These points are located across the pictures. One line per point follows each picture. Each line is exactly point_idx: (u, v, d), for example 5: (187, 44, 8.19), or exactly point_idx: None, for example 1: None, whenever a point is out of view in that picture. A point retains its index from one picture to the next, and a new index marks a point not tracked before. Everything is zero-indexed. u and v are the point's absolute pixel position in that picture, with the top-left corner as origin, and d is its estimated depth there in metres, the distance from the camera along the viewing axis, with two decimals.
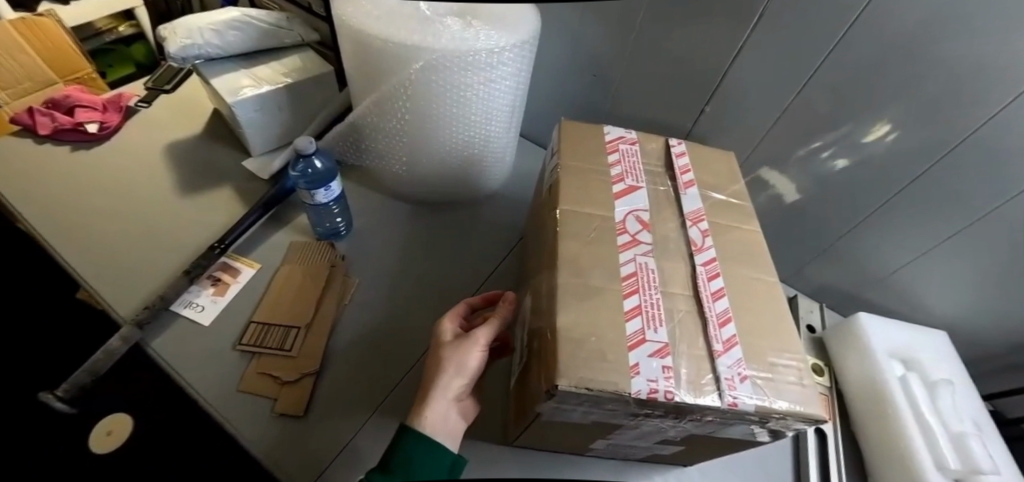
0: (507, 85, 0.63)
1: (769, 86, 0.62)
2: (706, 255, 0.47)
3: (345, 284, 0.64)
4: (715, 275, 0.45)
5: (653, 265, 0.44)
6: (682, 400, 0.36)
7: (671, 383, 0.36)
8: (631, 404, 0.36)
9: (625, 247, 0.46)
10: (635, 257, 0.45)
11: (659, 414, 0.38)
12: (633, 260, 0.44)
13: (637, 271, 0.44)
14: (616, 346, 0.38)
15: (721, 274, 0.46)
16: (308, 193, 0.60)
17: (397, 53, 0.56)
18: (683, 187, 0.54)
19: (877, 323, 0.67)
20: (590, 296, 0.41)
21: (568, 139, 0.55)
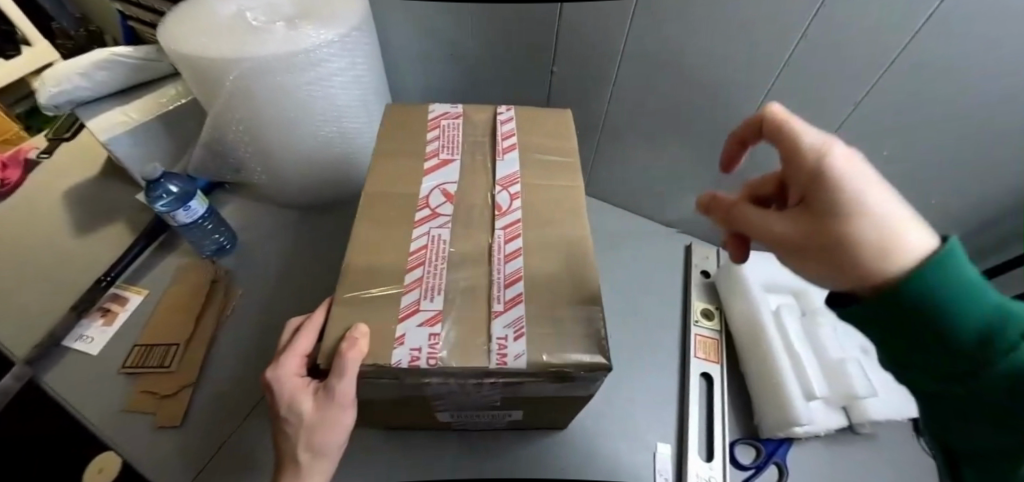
0: (343, 81, 0.63)
1: (599, 40, 0.61)
2: (509, 218, 0.48)
3: (227, 295, 0.67)
4: (514, 237, 0.47)
5: (445, 236, 0.46)
6: (444, 362, 0.38)
7: (435, 348, 0.39)
8: (400, 374, 0.39)
9: (421, 222, 0.47)
10: (429, 231, 0.47)
11: (438, 380, 0.40)
12: (427, 234, 0.47)
13: (428, 244, 0.46)
14: (388, 322, 0.41)
15: (521, 235, 0.47)
16: (168, 216, 0.63)
17: (212, 69, 0.56)
18: (502, 152, 0.54)
19: (757, 262, 0.65)
20: (375, 280, 0.43)
21: (391, 126, 0.57)
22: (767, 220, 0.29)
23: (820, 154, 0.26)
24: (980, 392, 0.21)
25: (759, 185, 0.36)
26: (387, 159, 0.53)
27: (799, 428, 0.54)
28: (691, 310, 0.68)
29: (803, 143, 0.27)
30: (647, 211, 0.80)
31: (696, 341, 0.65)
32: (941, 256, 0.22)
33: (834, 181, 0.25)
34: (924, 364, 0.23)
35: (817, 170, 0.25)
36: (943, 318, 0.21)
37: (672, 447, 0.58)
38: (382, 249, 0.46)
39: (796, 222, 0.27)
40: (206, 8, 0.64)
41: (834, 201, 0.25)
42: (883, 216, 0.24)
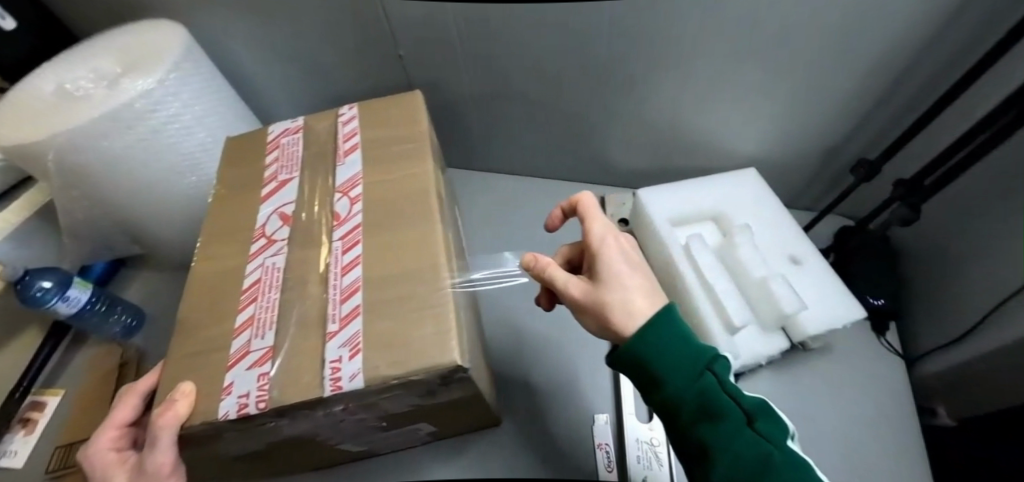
0: (180, 128, 0.59)
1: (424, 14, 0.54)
2: (348, 226, 0.43)
3: (140, 373, 0.65)
4: (354, 245, 0.42)
5: (280, 263, 0.42)
6: (276, 400, 0.34)
7: (263, 390, 0.35)
8: (238, 424, 0.35)
9: (255, 254, 0.43)
10: (262, 262, 0.42)
11: (291, 419, 0.37)
12: (261, 266, 0.42)
13: (261, 277, 0.41)
14: (215, 373, 0.37)
15: (361, 240, 0.42)
16: (49, 311, 0.60)
17: (27, 155, 0.53)
18: (343, 157, 0.49)
19: (662, 193, 0.59)
20: (205, 334, 0.39)
21: (227, 157, 0.52)
22: (578, 284, 0.34)
23: (608, 239, 0.35)
24: (681, 409, 0.29)
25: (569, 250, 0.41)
26: (221, 195, 0.49)
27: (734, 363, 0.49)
28: None
29: (593, 229, 0.36)
30: (557, 170, 0.75)
31: None
32: (657, 314, 0.31)
33: (608, 260, 0.34)
34: (670, 400, 0.29)
35: (600, 256, 0.34)
36: (665, 358, 0.30)
37: (611, 414, 0.54)
38: (216, 298, 0.41)
39: (588, 289, 0.34)
40: (30, 93, 0.61)
41: (608, 277, 0.33)
42: (632, 300, 0.32)
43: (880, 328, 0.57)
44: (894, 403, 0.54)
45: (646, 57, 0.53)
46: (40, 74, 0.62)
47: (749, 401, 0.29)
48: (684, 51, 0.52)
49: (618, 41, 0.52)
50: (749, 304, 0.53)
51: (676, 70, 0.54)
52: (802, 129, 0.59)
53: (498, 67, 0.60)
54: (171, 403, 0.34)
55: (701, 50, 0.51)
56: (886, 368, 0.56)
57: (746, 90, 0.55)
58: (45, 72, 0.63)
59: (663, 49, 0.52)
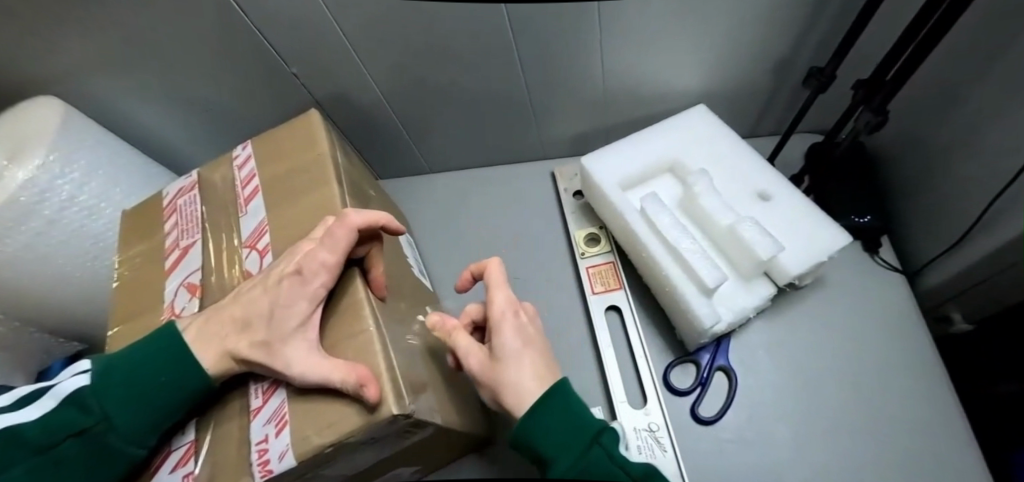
0: (79, 210, 0.55)
1: (297, 27, 0.47)
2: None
3: None
4: None
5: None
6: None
7: None
8: None
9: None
10: None
11: None
12: None
13: None
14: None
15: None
16: None
17: None
18: (245, 205, 0.44)
19: (610, 156, 0.54)
20: None
21: (127, 235, 0.47)
22: (479, 353, 0.33)
23: (509, 309, 0.35)
24: None
25: (476, 311, 0.38)
26: (128, 278, 0.44)
27: (720, 325, 0.44)
28: (575, 244, 0.58)
29: (496, 300, 0.35)
30: (502, 156, 0.69)
31: (590, 275, 0.56)
32: (548, 392, 0.31)
33: (504, 333, 0.34)
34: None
35: (498, 332, 0.34)
36: (559, 442, 0.30)
37: (604, 406, 0.49)
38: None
39: (487, 364, 0.33)
40: None
41: (504, 352, 0.33)
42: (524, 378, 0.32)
43: (872, 246, 0.52)
44: (904, 324, 0.49)
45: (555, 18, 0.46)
46: None
47: (636, 470, 0.31)
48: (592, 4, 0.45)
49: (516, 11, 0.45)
50: (723, 256, 0.48)
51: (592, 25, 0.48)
52: (746, 52, 0.52)
53: (401, 66, 0.53)
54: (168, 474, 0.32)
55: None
56: (885, 289, 0.51)
57: (673, 28, 0.48)
58: None
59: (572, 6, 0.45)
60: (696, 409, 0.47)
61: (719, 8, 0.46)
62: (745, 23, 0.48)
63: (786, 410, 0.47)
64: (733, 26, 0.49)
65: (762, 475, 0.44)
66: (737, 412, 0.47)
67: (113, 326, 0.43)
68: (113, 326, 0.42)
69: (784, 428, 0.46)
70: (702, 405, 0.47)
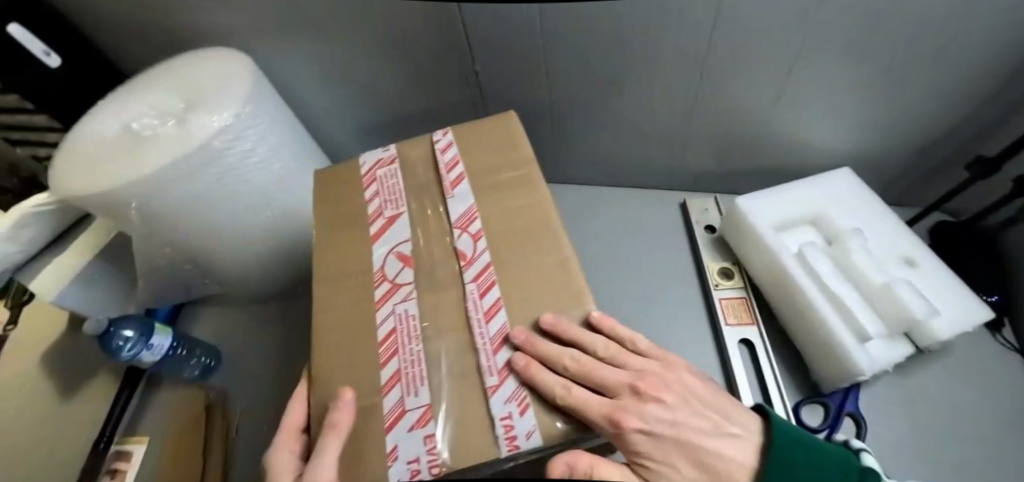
0: (255, 162, 0.56)
1: (509, 31, 0.52)
2: (478, 265, 0.41)
3: (228, 417, 0.63)
4: (489, 287, 0.39)
5: (414, 310, 0.39)
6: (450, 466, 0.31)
7: (434, 454, 0.32)
8: None
9: (384, 300, 0.40)
10: (393, 309, 0.39)
11: None
12: (393, 314, 0.39)
13: (397, 327, 0.38)
14: (370, 435, 0.34)
15: (496, 281, 0.40)
16: (135, 361, 0.59)
17: (109, 201, 0.51)
18: (450, 188, 0.46)
19: (765, 200, 0.57)
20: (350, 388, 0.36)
21: (322, 192, 0.48)
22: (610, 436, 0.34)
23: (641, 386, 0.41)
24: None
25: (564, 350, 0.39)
26: (326, 234, 0.45)
27: (866, 376, 0.47)
28: (708, 275, 0.62)
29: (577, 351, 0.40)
30: (631, 179, 0.73)
31: (723, 306, 0.59)
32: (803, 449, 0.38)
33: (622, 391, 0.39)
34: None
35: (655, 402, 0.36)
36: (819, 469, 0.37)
37: None
38: (349, 354, 0.38)
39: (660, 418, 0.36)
40: (89, 134, 0.58)
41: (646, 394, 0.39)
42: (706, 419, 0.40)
43: (994, 324, 0.56)
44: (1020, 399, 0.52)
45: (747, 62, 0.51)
46: (103, 110, 0.60)
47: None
48: (786, 57, 0.49)
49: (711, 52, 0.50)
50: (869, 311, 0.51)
51: (773, 74, 0.52)
52: (907, 125, 0.56)
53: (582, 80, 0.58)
54: (409, 430, 0.33)
55: (799, 57, 0.49)
56: (1001, 363, 0.54)
57: (843, 92, 0.53)
58: (104, 112, 0.60)
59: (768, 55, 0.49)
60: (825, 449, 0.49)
61: (894, 83, 0.50)
62: (909, 102, 0.53)
63: (910, 462, 0.49)
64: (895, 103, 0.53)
65: None
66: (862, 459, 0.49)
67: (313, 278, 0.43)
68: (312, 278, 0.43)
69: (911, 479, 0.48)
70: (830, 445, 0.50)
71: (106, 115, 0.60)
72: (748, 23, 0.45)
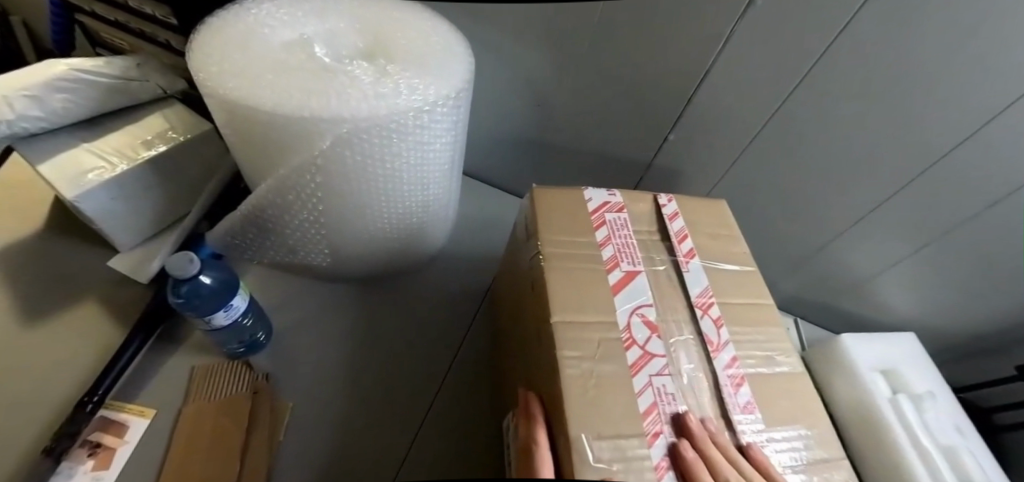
0: (443, 143, 0.51)
1: (736, 108, 0.57)
2: (726, 355, 0.41)
3: (273, 413, 0.51)
4: (740, 383, 0.40)
5: (671, 386, 0.37)
6: None
7: None
8: None
9: (638, 366, 0.37)
10: (651, 380, 0.37)
11: None
12: (650, 384, 0.37)
13: (657, 402, 0.36)
14: None
15: (744, 378, 0.40)
16: (203, 319, 0.46)
17: (291, 128, 0.41)
18: (685, 260, 0.47)
19: (859, 343, 0.65)
20: (619, 451, 0.32)
21: (549, 214, 0.46)
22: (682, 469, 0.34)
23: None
24: None
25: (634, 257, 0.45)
26: (559, 266, 0.42)
27: None
28: None
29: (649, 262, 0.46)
30: None
31: None
32: None
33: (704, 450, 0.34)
34: None
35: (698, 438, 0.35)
36: None
37: None
38: (607, 413, 0.34)
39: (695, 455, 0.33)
40: (249, 37, 0.49)
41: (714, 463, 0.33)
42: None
43: None
44: None
45: (905, 212, 0.60)
46: (269, 16, 0.51)
47: None
48: (944, 221, 0.58)
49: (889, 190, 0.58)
50: None
51: (914, 230, 0.61)
52: (969, 317, 0.68)
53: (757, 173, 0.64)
54: None
55: (943, 224, 0.59)
56: None
57: (945, 269, 0.64)
58: (267, 16, 0.51)
59: (926, 213, 0.59)
60: None
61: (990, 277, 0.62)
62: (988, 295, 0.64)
63: None
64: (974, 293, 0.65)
65: None
66: None
67: (548, 315, 0.39)
68: (551, 314, 0.38)
69: None
70: None
71: (272, 22, 0.50)
72: (944, 179, 0.54)
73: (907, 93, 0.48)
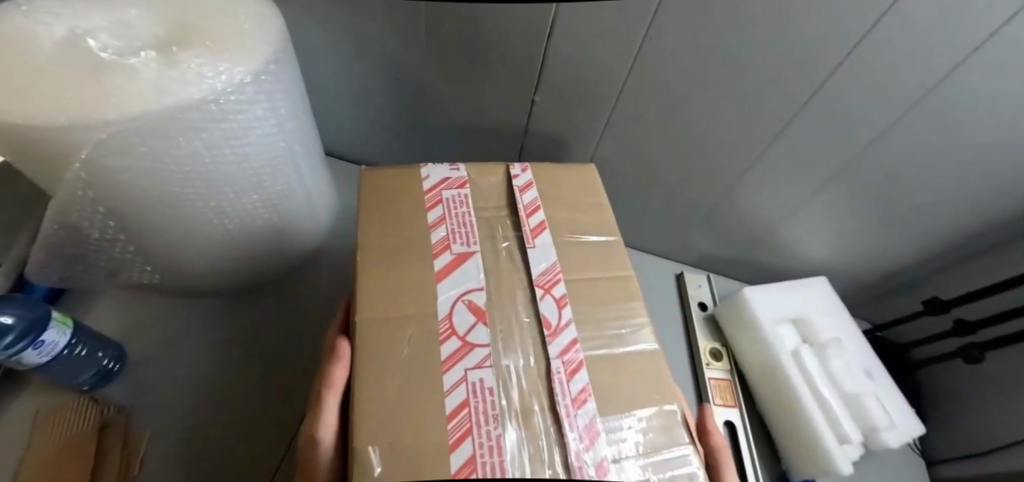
0: (263, 132, 0.46)
1: (590, 77, 0.52)
2: (564, 339, 0.38)
3: (127, 449, 0.48)
4: (575, 370, 0.36)
5: (489, 378, 0.34)
6: None
7: None
8: None
9: (451, 361, 0.34)
10: (466, 376, 0.34)
11: None
12: (465, 382, 0.34)
13: (469, 399, 0.33)
14: None
15: (581, 361, 0.37)
16: (10, 362, 0.42)
17: (41, 136, 0.36)
18: (531, 235, 0.43)
19: (764, 293, 0.62)
20: (408, 460, 0.30)
21: (377, 203, 0.43)
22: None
23: None
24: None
25: (465, 238, 0.42)
26: (381, 256, 0.39)
27: (836, 471, 0.53)
28: (699, 352, 0.63)
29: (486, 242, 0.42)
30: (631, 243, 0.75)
31: (711, 385, 0.61)
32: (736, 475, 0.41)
33: None
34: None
35: None
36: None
37: None
38: (402, 423, 0.31)
39: None
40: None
41: None
42: None
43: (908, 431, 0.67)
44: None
45: (790, 159, 0.56)
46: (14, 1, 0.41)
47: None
48: (830, 162, 0.55)
49: (770, 139, 0.54)
50: None
51: (803, 176, 0.58)
52: (873, 256, 0.66)
53: (633, 139, 0.59)
54: None
55: (830, 166, 0.56)
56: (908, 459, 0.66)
57: (840, 211, 0.61)
58: None
59: (810, 158, 0.55)
60: None
61: (885, 213, 0.60)
62: (885, 232, 0.62)
63: None
64: (875, 231, 0.63)
65: None
66: None
67: (359, 318, 0.36)
68: (358, 312, 0.36)
69: None
70: None
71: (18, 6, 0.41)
72: (819, 120, 0.50)
73: (759, 39, 0.42)
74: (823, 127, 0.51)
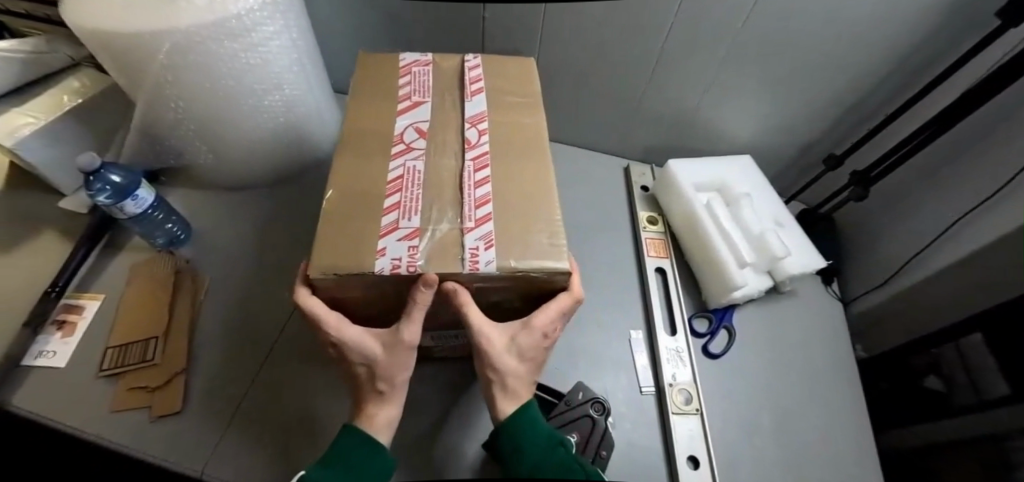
0: (282, 44, 0.60)
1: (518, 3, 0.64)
2: (479, 150, 0.49)
3: (192, 286, 0.66)
4: (483, 167, 0.48)
5: (421, 167, 0.47)
6: (420, 268, 0.39)
7: (414, 256, 0.40)
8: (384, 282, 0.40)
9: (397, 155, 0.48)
10: (405, 162, 0.47)
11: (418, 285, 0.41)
12: (403, 165, 0.47)
13: (404, 174, 0.46)
14: (369, 236, 0.41)
15: (489, 165, 0.48)
16: (117, 209, 0.60)
17: (135, 44, 0.53)
18: (470, 95, 0.55)
19: (688, 166, 0.75)
20: (359, 198, 0.44)
21: (367, 74, 0.56)
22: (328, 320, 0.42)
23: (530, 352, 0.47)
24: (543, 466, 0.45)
25: (422, 92, 0.55)
26: (358, 102, 0.53)
27: (737, 290, 0.65)
28: (637, 219, 0.77)
29: (439, 97, 0.55)
30: (590, 142, 0.88)
31: (648, 243, 0.75)
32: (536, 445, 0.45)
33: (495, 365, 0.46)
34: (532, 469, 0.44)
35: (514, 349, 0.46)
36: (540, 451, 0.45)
37: (644, 331, 0.67)
38: (358, 184, 0.45)
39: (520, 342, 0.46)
40: None
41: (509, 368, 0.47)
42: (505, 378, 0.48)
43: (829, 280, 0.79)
44: (836, 324, 0.75)
45: (692, 54, 0.67)
46: None
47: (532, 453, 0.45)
48: (725, 51, 0.66)
49: (670, 41, 0.66)
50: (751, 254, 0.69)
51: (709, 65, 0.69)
52: (792, 121, 0.78)
53: (566, 54, 0.71)
54: (408, 242, 0.41)
55: (726, 53, 0.67)
56: (829, 302, 0.78)
57: (749, 90, 0.73)
58: None
59: (707, 50, 0.66)
60: (707, 347, 0.68)
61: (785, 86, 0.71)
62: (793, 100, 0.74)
63: (758, 361, 0.69)
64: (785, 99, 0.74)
65: (729, 394, 0.66)
66: (731, 355, 0.68)
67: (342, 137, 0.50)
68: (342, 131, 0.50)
69: (757, 365, 0.69)
70: (710, 346, 0.69)
71: None
72: (700, 17, 0.61)
73: None
74: (706, 22, 0.62)
